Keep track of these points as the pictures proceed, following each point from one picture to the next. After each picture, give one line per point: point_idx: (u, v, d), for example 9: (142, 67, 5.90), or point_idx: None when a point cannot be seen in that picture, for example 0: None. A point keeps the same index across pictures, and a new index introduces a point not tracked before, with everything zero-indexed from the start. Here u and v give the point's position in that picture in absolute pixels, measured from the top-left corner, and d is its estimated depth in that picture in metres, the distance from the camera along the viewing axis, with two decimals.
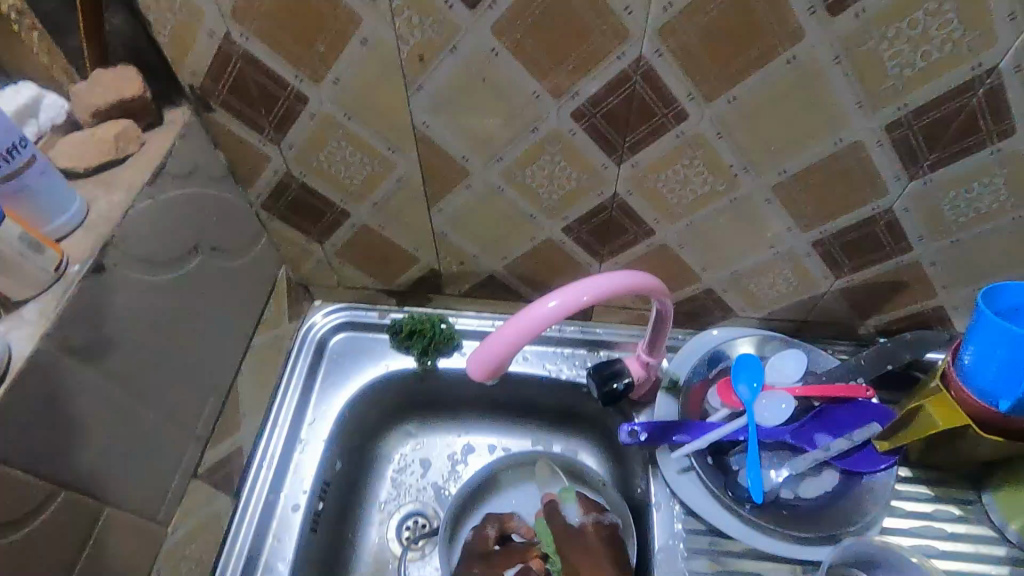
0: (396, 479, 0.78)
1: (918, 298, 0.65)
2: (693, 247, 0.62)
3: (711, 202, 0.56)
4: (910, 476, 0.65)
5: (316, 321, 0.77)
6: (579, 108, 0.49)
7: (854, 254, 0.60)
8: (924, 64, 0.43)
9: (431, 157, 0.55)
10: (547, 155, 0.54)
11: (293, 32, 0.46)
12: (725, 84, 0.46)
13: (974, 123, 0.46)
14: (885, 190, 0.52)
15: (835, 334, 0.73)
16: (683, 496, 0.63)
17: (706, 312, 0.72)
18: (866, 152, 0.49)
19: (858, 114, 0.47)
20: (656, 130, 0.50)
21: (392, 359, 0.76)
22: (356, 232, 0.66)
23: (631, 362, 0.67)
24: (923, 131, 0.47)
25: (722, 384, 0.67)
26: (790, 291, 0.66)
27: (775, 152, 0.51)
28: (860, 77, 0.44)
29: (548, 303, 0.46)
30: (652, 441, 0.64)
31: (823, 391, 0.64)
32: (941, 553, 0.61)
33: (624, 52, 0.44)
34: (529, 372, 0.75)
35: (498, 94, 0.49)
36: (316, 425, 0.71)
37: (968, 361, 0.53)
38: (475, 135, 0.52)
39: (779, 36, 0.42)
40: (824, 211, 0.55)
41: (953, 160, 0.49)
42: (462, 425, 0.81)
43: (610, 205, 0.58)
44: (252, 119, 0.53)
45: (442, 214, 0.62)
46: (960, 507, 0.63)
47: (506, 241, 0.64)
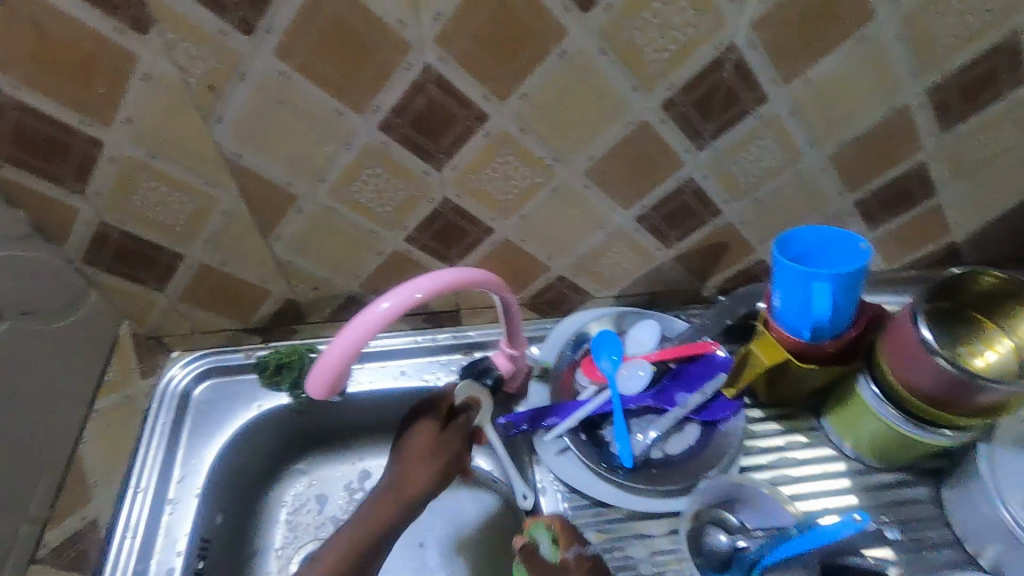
0: (291, 521, 0.76)
1: (741, 255, 0.72)
2: (533, 238, 0.65)
3: (535, 194, 0.60)
4: (762, 416, 0.72)
5: (174, 374, 0.73)
6: (384, 120, 0.51)
7: (675, 224, 0.66)
8: (675, 47, 0.48)
9: (252, 186, 0.55)
10: (369, 169, 0.55)
11: (67, 75, 0.44)
12: (513, 82, 0.49)
13: (734, 94, 0.52)
14: (681, 163, 0.58)
15: (684, 300, 0.79)
16: (563, 476, 0.66)
17: (565, 298, 0.75)
18: (654, 131, 0.55)
19: (636, 97, 0.51)
20: (463, 133, 0.52)
21: (265, 399, 0.73)
22: (196, 274, 0.63)
23: (499, 357, 0.68)
24: (695, 105, 0.53)
25: (587, 363, 0.71)
26: (632, 266, 0.71)
27: (577, 140, 0.55)
28: (626, 64, 0.49)
29: (378, 307, 0.48)
30: (528, 428, 0.68)
31: (675, 353, 0.70)
32: (793, 479, 0.67)
33: (410, 62, 0.47)
34: (408, 386, 0.76)
35: (300, 116, 0.49)
36: (186, 483, 0.67)
37: (778, 304, 0.59)
38: (290, 158, 0.53)
39: (545, 35, 0.46)
40: (637, 189, 0.60)
41: (729, 128, 0.55)
42: (355, 453, 0.80)
43: (443, 210, 0.60)
44: (47, 171, 0.50)
45: (281, 242, 0.61)
46: (806, 434, 0.70)
47: (354, 259, 0.64)
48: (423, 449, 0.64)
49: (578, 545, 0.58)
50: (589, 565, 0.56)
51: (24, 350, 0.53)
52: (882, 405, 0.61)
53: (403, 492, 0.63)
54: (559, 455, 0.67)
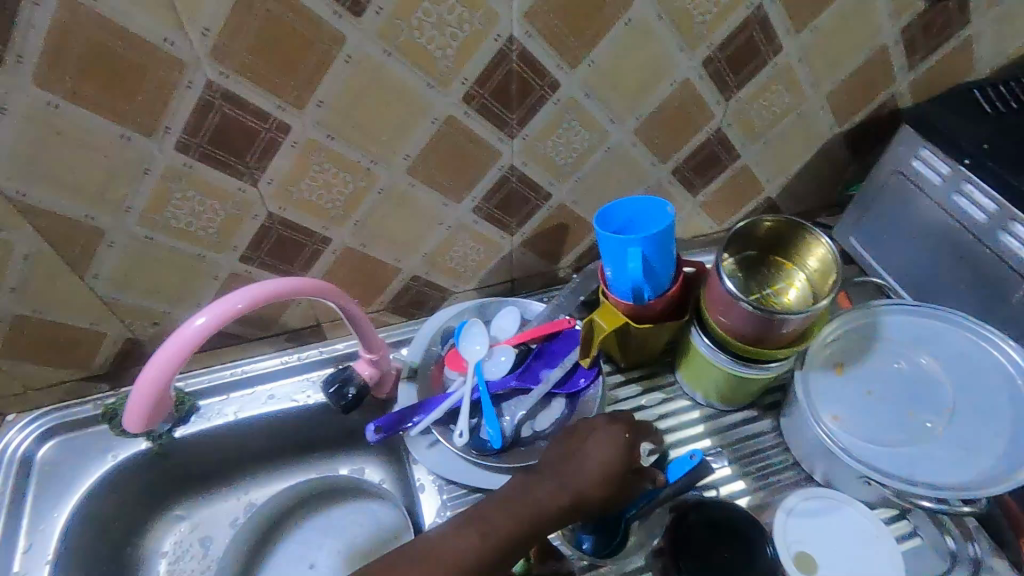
0: (175, 570, 0.74)
1: (583, 233, 0.76)
2: (375, 242, 0.66)
3: (363, 198, 0.60)
4: (623, 379, 0.76)
5: (11, 439, 0.67)
6: (179, 141, 0.50)
7: (512, 210, 0.69)
8: (458, 43, 0.51)
9: (50, 224, 0.52)
10: (177, 192, 0.53)
11: None
12: (304, 90, 0.50)
13: (527, 83, 0.56)
14: (498, 152, 0.61)
15: (544, 283, 0.82)
16: (438, 469, 0.67)
17: (427, 297, 0.77)
18: (463, 124, 0.57)
19: (434, 93, 0.54)
20: (269, 145, 0.53)
21: (120, 448, 0.69)
22: (11, 326, 0.59)
23: (360, 364, 0.69)
24: (494, 95, 0.56)
25: (451, 356, 0.73)
26: (483, 256, 0.74)
27: (389, 141, 0.56)
28: (415, 63, 0.51)
29: (196, 320, 0.48)
30: (396, 429, 0.66)
31: (535, 333, 0.73)
32: (653, 434, 0.72)
33: (190, 80, 0.46)
34: (278, 410, 0.74)
35: (83, 145, 0.48)
36: (34, 551, 0.62)
37: (610, 275, 0.64)
38: (86, 191, 0.51)
39: (325, 41, 0.47)
40: (463, 182, 0.63)
41: (533, 114, 0.59)
42: (239, 487, 0.79)
43: (272, 225, 0.60)
44: None
45: (102, 278, 0.58)
46: (664, 390, 0.76)
47: (190, 287, 0.63)
48: (612, 439, 0.58)
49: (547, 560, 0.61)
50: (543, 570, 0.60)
51: None
52: (715, 353, 0.66)
53: (572, 491, 0.54)
54: (461, 438, 0.65)
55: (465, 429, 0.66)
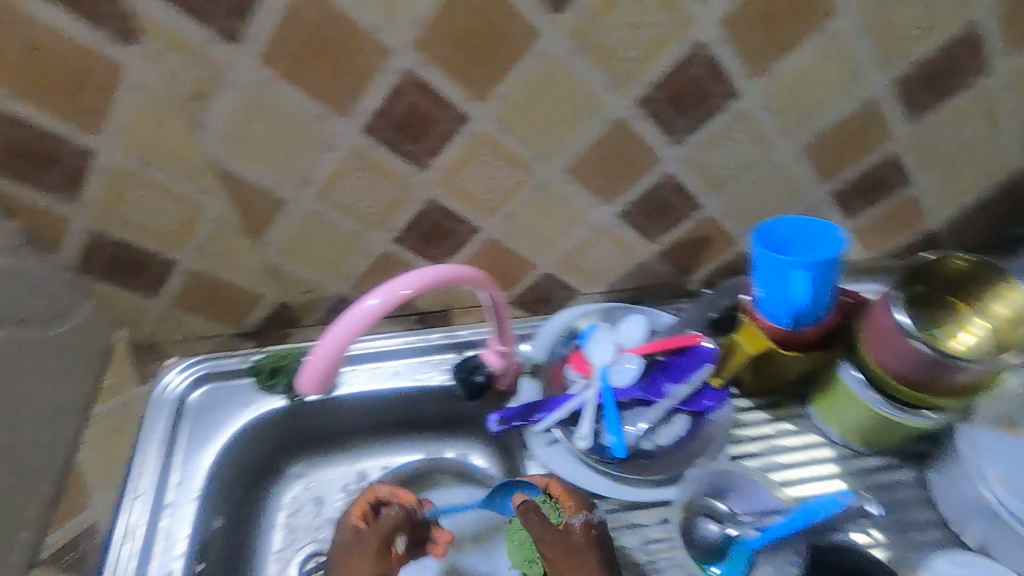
0: (290, 523, 0.76)
1: (723, 248, 0.73)
2: (518, 237, 0.66)
3: (519, 193, 0.61)
4: (749, 405, 0.73)
5: (170, 380, 0.73)
6: (367, 124, 0.52)
7: (657, 218, 0.67)
8: (646, 45, 0.50)
9: (240, 190, 0.56)
10: (354, 171, 0.56)
11: (57, 87, 0.46)
12: (490, 83, 0.51)
13: (706, 90, 0.54)
14: (659, 157, 0.60)
15: (670, 294, 0.80)
16: (555, 468, 0.67)
17: (554, 295, 0.77)
18: (631, 127, 0.56)
19: (611, 95, 0.53)
20: (445, 133, 0.54)
21: (260, 403, 0.74)
22: (187, 280, 0.65)
23: (488, 354, 0.69)
24: (669, 100, 0.54)
25: (576, 357, 0.72)
26: (617, 261, 0.72)
27: (556, 139, 0.56)
28: (600, 62, 0.50)
29: (368, 301, 0.49)
30: (519, 423, 0.68)
31: (663, 345, 0.71)
32: (781, 466, 0.68)
33: (390, 66, 0.48)
34: (401, 386, 0.77)
35: (284, 120, 0.51)
36: (185, 486, 0.67)
37: (760, 295, 0.61)
38: (276, 163, 0.54)
39: (521, 35, 0.48)
40: (616, 185, 0.62)
41: (703, 123, 0.57)
42: (353, 453, 0.82)
43: (429, 210, 0.61)
44: (38, 181, 0.51)
45: (272, 246, 0.62)
46: (792, 422, 0.72)
47: (343, 262, 0.66)
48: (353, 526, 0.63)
49: (585, 512, 0.61)
50: (594, 534, 0.59)
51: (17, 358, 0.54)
52: (866, 389, 0.62)
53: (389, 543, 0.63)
54: (582, 442, 0.66)
55: (586, 433, 0.66)
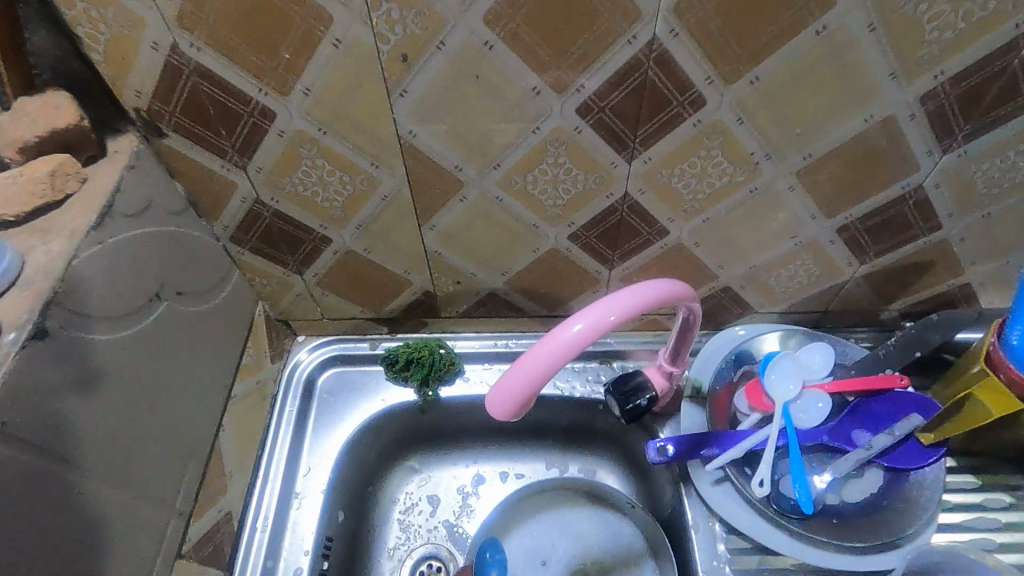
0: (404, 521, 0.69)
1: (945, 278, 0.61)
2: (710, 244, 0.57)
3: (730, 195, 0.51)
4: (955, 466, 0.61)
5: (300, 358, 0.69)
6: (584, 103, 0.44)
7: (881, 237, 0.56)
8: (965, 26, 0.39)
9: (419, 168, 0.49)
10: (551, 156, 0.48)
11: (253, 39, 0.40)
12: (747, 62, 0.41)
13: (1014, 87, 0.42)
14: (916, 167, 0.49)
15: (856, 321, 0.69)
16: (723, 512, 0.59)
17: (724, 310, 0.67)
18: (898, 128, 0.45)
19: (891, 86, 0.42)
20: (669, 121, 0.45)
21: (391, 393, 0.69)
22: (339, 259, 0.59)
23: (653, 372, 0.60)
24: (961, 99, 0.43)
25: (750, 386, 0.60)
26: (812, 281, 0.62)
27: (799, 136, 0.46)
28: (895, 45, 0.40)
29: (572, 326, 0.40)
30: (683, 456, 0.59)
31: (858, 386, 0.58)
32: (1000, 546, 0.57)
33: (636, 35, 0.39)
34: (541, 393, 0.69)
35: (491, 93, 0.43)
36: (313, 475, 0.64)
37: (1016, 340, 0.51)
38: (467, 141, 0.47)
39: (809, 5, 0.38)
40: (848, 195, 0.51)
41: (991, 128, 0.45)
42: (469, 452, 0.73)
43: (619, 206, 0.53)
44: (212, 143, 0.46)
45: (435, 231, 0.56)
46: (1010, 494, 0.60)
47: (506, 254, 0.59)
48: None
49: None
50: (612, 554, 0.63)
51: (175, 332, 0.50)
52: None
53: None
54: (761, 489, 0.56)
55: (767, 479, 0.56)
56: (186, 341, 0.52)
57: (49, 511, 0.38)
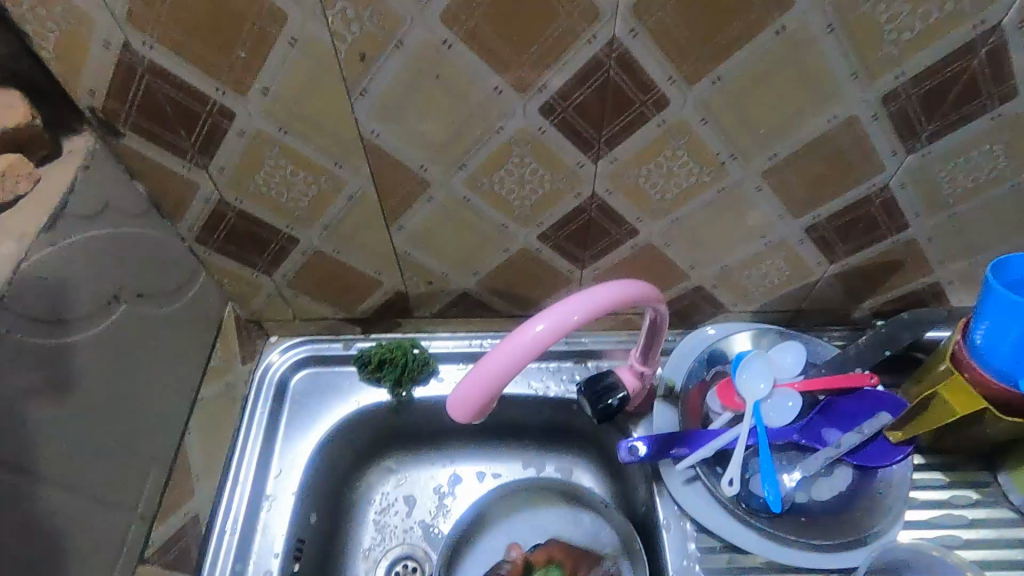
0: (379, 522, 0.69)
1: (914, 277, 0.62)
2: (680, 244, 0.57)
3: (698, 194, 0.51)
4: (923, 463, 0.62)
5: (272, 360, 0.69)
6: (547, 102, 0.43)
7: (849, 237, 0.56)
8: (923, 27, 0.39)
9: (384, 168, 0.49)
10: (516, 157, 0.48)
11: (208, 38, 0.39)
12: (708, 63, 0.41)
13: (975, 87, 0.43)
14: (882, 167, 0.49)
15: (829, 320, 0.69)
16: (693, 510, 0.59)
17: (697, 310, 0.67)
18: (862, 128, 0.45)
19: (853, 86, 0.42)
20: (634, 121, 0.45)
21: (364, 394, 0.68)
22: (308, 260, 0.59)
23: (624, 373, 0.60)
24: (923, 99, 0.43)
25: (722, 386, 0.61)
26: (783, 281, 0.62)
27: (764, 136, 0.46)
28: (855, 45, 0.40)
29: (535, 326, 0.40)
30: (654, 456, 0.59)
31: (828, 384, 0.59)
32: (965, 543, 0.58)
33: (596, 34, 0.39)
34: (515, 394, 0.68)
35: (453, 92, 0.43)
36: (284, 477, 0.63)
37: (980, 339, 0.51)
38: (431, 142, 0.46)
39: (767, 5, 0.37)
40: (816, 195, 0.51)
41: (953, 129, 0.46)
42: (445, 453, 0.73)
43: (587, 206, 0.53)
44: (171, 142, 0.46)
45: (403, 231, 0.55)
46: (977, 491, 0.60)
47: (476, 254, 0.58)
48: None
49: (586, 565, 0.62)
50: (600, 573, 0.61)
51: (136, 335, 0.49)
52: None
53: None
54: (731, 488, 0.57)
55: (736, 479, 0.57)
56: (149, 344, 0.51)
57: None
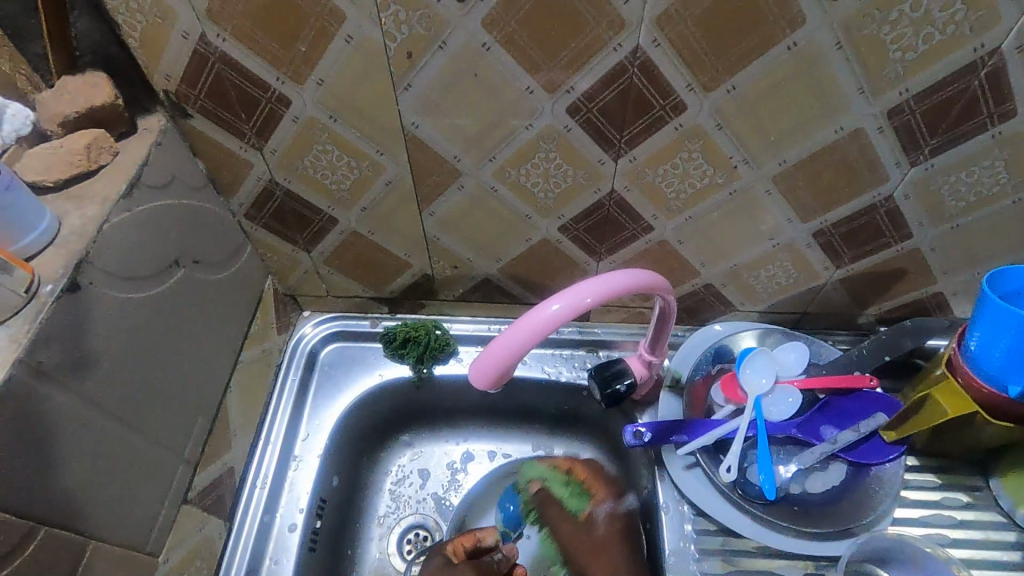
0: (395, 491, 0.73)
1: (918, 286, 0.64)
2: (692, 242, 0.60)
3: (710, 195, 0.55)
4: (917, 465, 0.65)
5: (305, 332, 0.74)
6: (574, 103, 0.47)
7: (855, 243, 0.59)
8: (926, 47, 0.42)
9: (421, 157, 0.53)
10: (542, 153, 0.52)
11: (274, 33, 0.44)
12: (724, 73, 0.44)
13: (977, 105, 0.45)
14: (886, 177, 0.52)
15: (834, 324, 0.72)
16: (691, 494, 0.62)
17: (706, 307, 0.70)
18: (867, 139, 0.48)
19: (859, 100, 0.45)
20: (653, 123, 0.48)
21: (387, 369, 0.73)
22: (344, 239, 0.63)
23: (634, 361, 0.64)
24: (925, 115, 0.46)
25: (725, 379, 0.64)
26: (790, 283, 0.65)
27: (775, 142, 0.49)
28: (861, 62, 0.43)
29: (552, 306, 0.43)
30: (658, 440, 0.62)
31: (828, 383, 0.62)
32: (953, 542, 0.60)
33: (621, 43, 0.43)
34: (529, 377, 0.72)
35: (488, 90, 0.47)
36: (311, 440, 0.68)
37: (974, 346, 0.53)
38: (465, 134, 0.51)
39: (780, 23, 0.41)
40: (823, 201, 0.55)
41: (955, 144, 0.49)
42: (460, 431, 0.77)
43: (606, 202, 0.56)
44: (232, 125, 0.51)
45: (434, 217, 0.60)
46: (968, 494, 0.63)
47: (500, 242, 0.63)
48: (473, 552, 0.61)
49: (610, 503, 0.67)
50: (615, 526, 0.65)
51: (191, 297, 0.55)
52: None
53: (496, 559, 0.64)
54: (728, 474, 0.60)
55: (734, 466, 0.60)
56: (201, 306, 0.56)
57: (72, 448, 0.43)
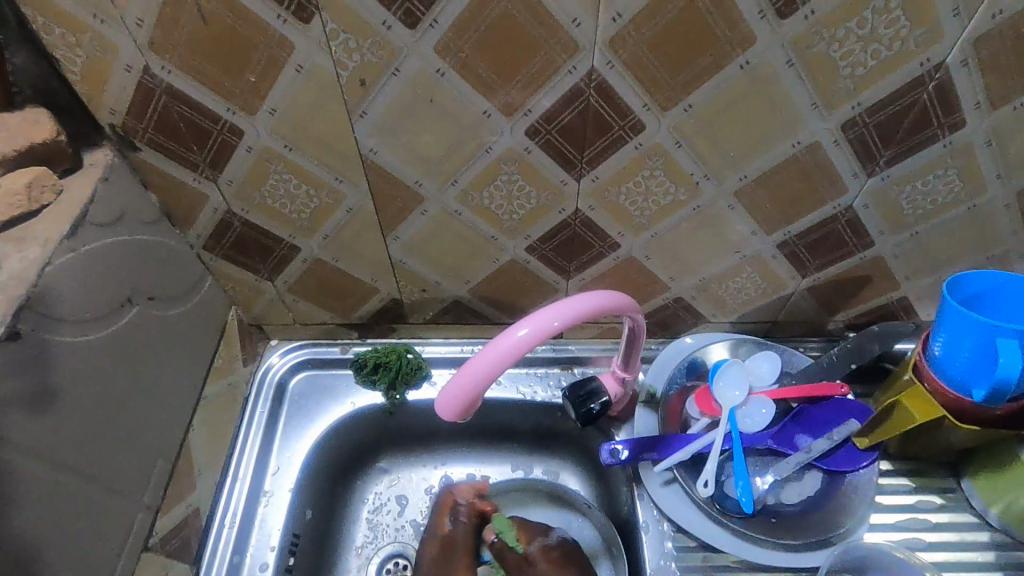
0: (372, 520, 0.71)
1: (883, 292, 0.65)
2: (660, 257, 0.60)
3: (675, 212, 0.55)
4: (891, 469, 0.65)
5: (272, 362, 0.72)
6: (533, 125, 0.47)
7: (819, 253, 0.59)
8: (876, 62, 0.42)
9: (382, 183, 0.52)
10: (504, 175, 0.51)
11: (221, 63, 0.43)
12: (680, 92, 0.44)
13: (926, 118, 0.46)
14: (845, 189, 0.52)
15: (804, 332, 0.72)
16: (670, 512, 0.62)
17: (678, 320, 0.70)
18: (824, 152, 0.49)
19: (814, 114, 0.46)
20: (614, 142, 0.48)
21: (359, 396, 0.71)
22: (308, 267, 0.62)
23: (607, 379, 0.63)
24: (878, 127, 0.47)
25: (700, 393, 0.64)
26: (759, 293, 0.65)
27: (734, 158, 0.50)
28: (814, 79, 0.43)
29: (519, 331, 0.43)
30: (634, 458, 0.62)
31: (801, 393, 0.62)
32: (929, 545, 0.61)
33: (575, 66, 0.42)
34: (504, 397, 0.71)
35: (444, 115, 0.46)
36: (282, 474, 0.66)
37: (938, 351, 0.54)
38: (424, 158, 0.50)
39: (731, 42, 0.41)
40: (787, 213, 0.55)
41: (908, 155, 0.49)
42: (438, 455, 0.75)
43: (572, 221, 0.56)
44: (183, 156, 0.49)
45: (399, 241, 0.59)
46: (941, 496, 0.63)
47: (467, 263, 0.62)
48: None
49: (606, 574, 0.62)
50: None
51: (147, 335, 0.53)
52: None
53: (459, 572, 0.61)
54: (705, 489, 0.60)
55: (711, 480, 0.60)
56: (157, 343, 0.54)
57: (13, 505, 0.40)
